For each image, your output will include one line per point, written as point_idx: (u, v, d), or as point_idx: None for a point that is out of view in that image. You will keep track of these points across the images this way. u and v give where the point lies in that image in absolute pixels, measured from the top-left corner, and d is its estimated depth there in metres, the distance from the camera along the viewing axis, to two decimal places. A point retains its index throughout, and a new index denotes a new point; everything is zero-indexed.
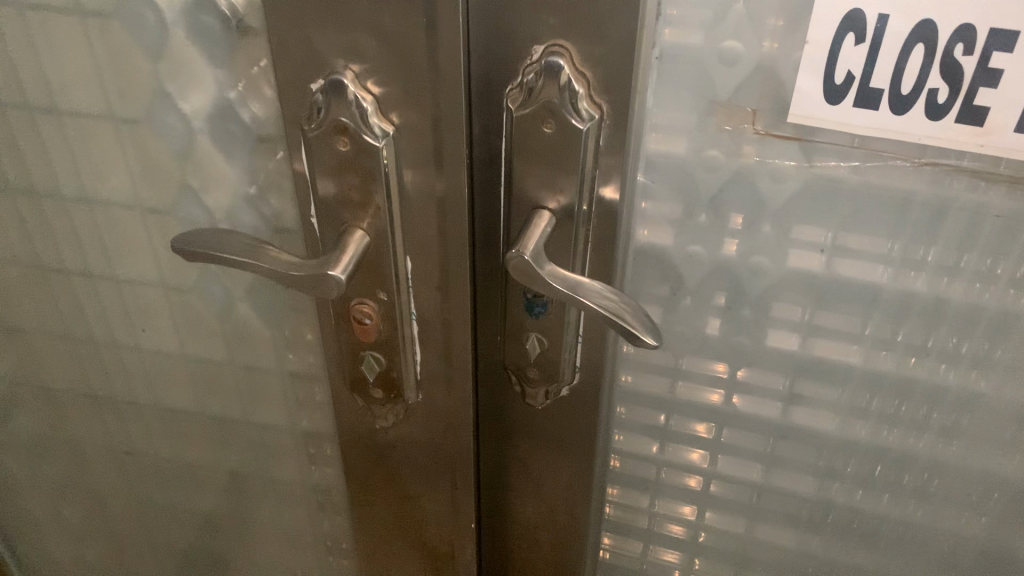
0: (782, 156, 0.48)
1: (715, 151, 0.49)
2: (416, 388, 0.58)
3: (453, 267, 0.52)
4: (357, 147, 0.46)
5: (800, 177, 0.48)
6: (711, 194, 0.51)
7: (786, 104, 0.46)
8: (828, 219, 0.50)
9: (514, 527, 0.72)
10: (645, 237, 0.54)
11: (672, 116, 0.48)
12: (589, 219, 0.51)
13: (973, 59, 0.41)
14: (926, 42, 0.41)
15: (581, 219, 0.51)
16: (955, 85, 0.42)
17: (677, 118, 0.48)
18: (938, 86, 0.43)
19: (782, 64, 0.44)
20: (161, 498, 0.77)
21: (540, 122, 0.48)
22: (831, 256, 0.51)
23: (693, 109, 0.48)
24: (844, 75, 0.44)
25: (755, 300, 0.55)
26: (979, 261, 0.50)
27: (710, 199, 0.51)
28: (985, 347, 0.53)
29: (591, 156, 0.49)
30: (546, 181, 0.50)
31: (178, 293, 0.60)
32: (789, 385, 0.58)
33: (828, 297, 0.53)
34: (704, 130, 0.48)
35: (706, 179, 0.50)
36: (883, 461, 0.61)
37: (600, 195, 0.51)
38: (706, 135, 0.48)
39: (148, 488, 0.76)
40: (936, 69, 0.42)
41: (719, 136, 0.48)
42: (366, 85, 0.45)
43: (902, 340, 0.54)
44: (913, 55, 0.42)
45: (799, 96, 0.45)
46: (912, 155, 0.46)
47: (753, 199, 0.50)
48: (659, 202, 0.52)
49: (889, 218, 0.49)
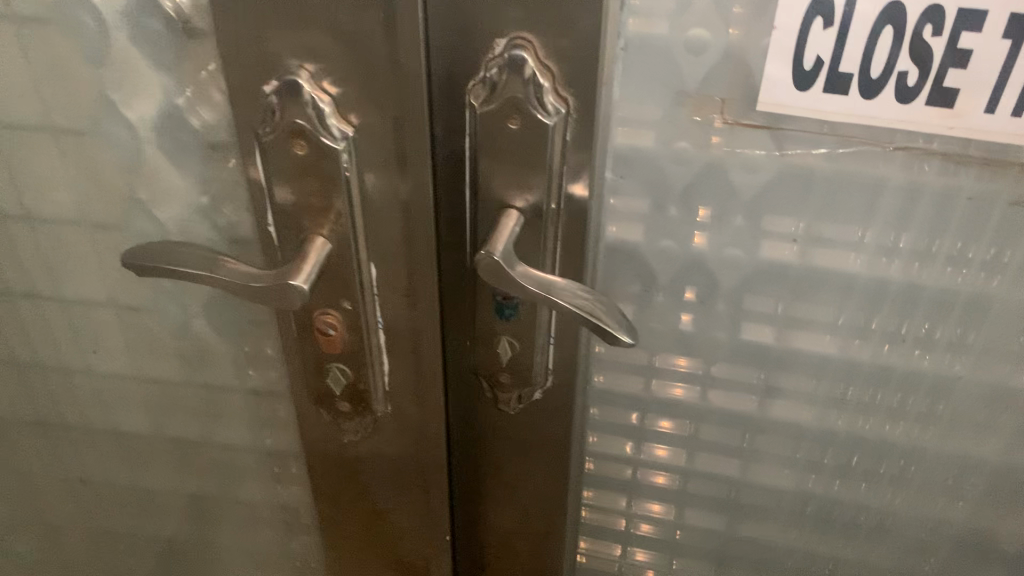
0: (752, 146, 0.47)
1: (686, 143, 0.48)
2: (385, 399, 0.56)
3: (420, 273, 0.50)
4: (316, 151, 0.44)
5: (772, 168, 0.48)
6: (682, 187, 0.50)
7: (755, 91, 0.45)
8: (801, 208, 0.49)
9: (490, 537, 0.70)
10: (614, 234, 0.53)
11: (639, 107, 0.47)
12: (557, 216, 0.51)
13: (942, 40, 0.41)
14: (895, 23, 0.41)
15: (549, 217, 0.50)
16: (925, 68, 0.42)
17: (645, 109, 0.47)
18: (907, 69, 0.43)
19: (750, 52, 0.44)
20: (120, 527, 0.74)
21: (505, 118, 0.47)
22: (806, 246, 0.51)
23: (661, 100, 0.47)
24: (813, 60, 0.43)
25: (729, 294, 0.54)
26: (951, 244, 0.49)
27: (681, 193, 0.50)
28: (959, 331, 0.53)
29: (559, 152, 0.48)
30: (513, 180, 0.49)
31: (131, 312, 0.57)
32: (766, 378, 0.58)
33: (801, 288, 0.53)
34: (674, 122, 0.47)
35: (677, 172, 0.49)
36: (860, 450, 0.60)
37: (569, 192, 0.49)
38: (675, 127, 0.48)
39: (106, 518, 0.73)
40: (905, 51, 0.42)
41: (689, 127, 0.47)
42: (323, 86, 0.43)
43: (877, 328, 0.54)
44: (882, 38, 0.42)
45: (769, 83, 0.45)
46: (882, 140, 0.46)
47: (725, 193, 0.50)
48: (628, 197, 0.51)
49: (861, 205, 0.48)
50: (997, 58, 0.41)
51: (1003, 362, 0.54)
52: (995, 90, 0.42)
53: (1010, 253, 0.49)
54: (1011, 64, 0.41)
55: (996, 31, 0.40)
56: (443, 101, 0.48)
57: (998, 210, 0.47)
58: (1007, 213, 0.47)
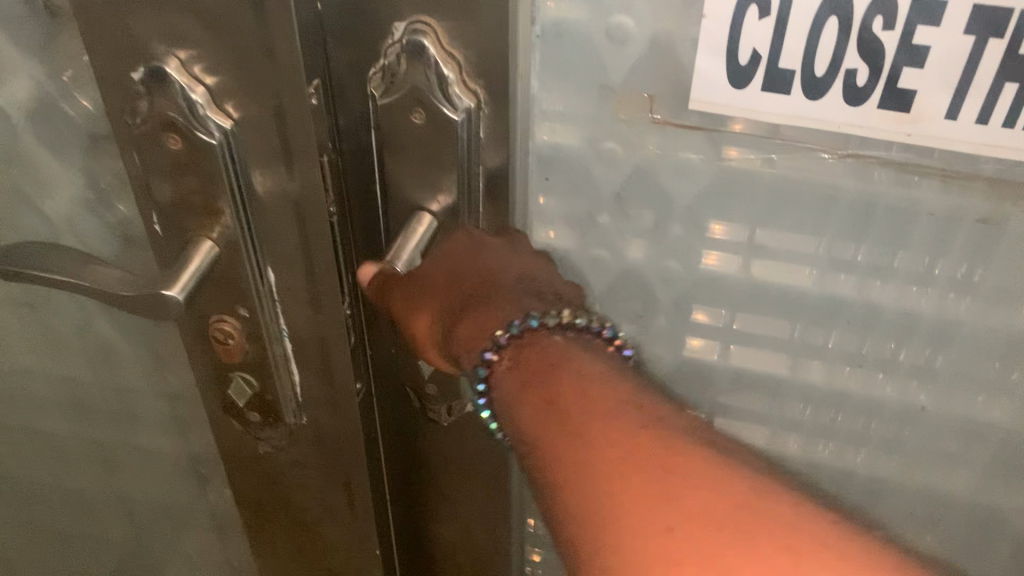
0: (688, 148, 0.43)
1: (613, 143, 0.44)
2: (296, 413, 0.51)
3: (321, 279, 0.45)
4: (190, 146, 0.40)
5: (708, 172, 0.43)
6: (612, 193, 0.46)
7: (686, 88, 0.40)
8: (745, 215, 0.44)
9: (430, 548, 0.67)
10: (545, 239, 0.49)
11: (561, 102, 0.43)
12: (476, 212, 0.46)
13: (895, 34, 0.36)
14: (841, 14, 0.35)
15: (466, 214, 0.46)
16: (876, 65, 0.37)
17: (567, 104, 0.43)
18: (856, 66, 0.37)
19: (678, 43, 0.39)
20: (46, 527, 0.70)
21: (409, 111, 0.42)
22: (750, 258, 0.46)
23: (583, 95, 0.42)
24: (749, 55, 0.38)
25: (670, 309, 0.50)
26: (914, 260, 0.44)
27: (612, 198, 0.46)
28: (925, 354, 0.48)
29: (471, 149, 0.44)
30: (424, 179, 0.45)
31: (29, 311, 0.53)
32: (713, 396, 0.54)
33: (749, 300, 0.48)
34: (601, 120, 0.43)
35: (605, 175, 0.45)
36: (818, 475, 0.56)
37: (491, 190, 0.45)
38: (600, 124, 0.43)
39: (32, 517, 0.70)
40: (852, 46, 0.36)
41: (616, 126, 0.43)
42: (195, 73, 0.39)
43: (834, 347, 0.49)
44: (826, 30, 0.36)
45: (701, 78, 0.39)
46: (833, 144, 0.40)
47: (658, 199, 0.45)
48: (556, 198, 0.47)
49: (810, 215, 0.44)
50: (958, 57, 0.36)
51: (974, 391, 0.48)
52: (957, 93, 0.37)
53: (981, 273, 0.43)
54: (976, 63, 0.36)
55: (958, 25, 0.35)
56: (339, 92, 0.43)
57: (965, 227, 0.42)
58: (975, 229, 0.42)
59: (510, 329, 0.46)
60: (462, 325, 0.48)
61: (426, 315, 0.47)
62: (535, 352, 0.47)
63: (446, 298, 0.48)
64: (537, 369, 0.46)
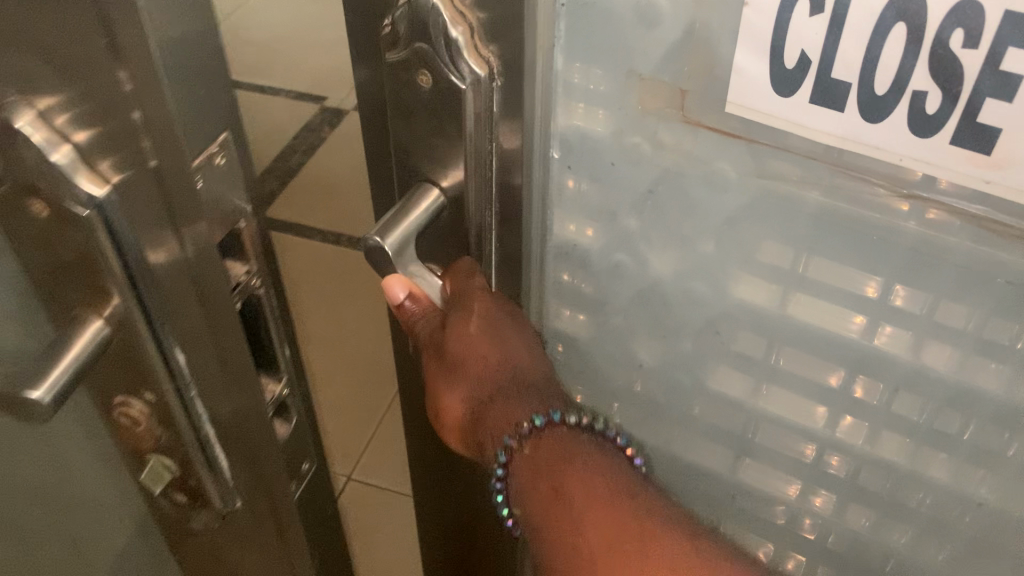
0: (727, 156, 0.42)
1: (639, 139, 0.44)
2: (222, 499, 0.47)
3: (229, 351, 0.40)
4: (57, 215, 0.34)
5: (744, 188, 0.43)
6: (642, 191, 0.47)
7: (725, 88, 0.40)
8: (788, 239, 0.44)
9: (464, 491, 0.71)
10: (570, 232, 0.51)
11: (594, 79, 0.43)
12: (487, 179, 0.48)
13: (978, 54, 0.33)
14: (908, 22, 0.33)
15: (475, 178, 0.48)
16: (950, 90, 0.34)
17: (600, 82, 0.43)
18: (925, 89, 0.35)
19: (716, 35, 0.38)
20: None
21: (417, 73, 0.44)
22: (773, 275, 0.46)
23: (612, 76, 0.43)
24: (796, 57, 0.37)
25: (695, 332, 0.51)
26: (998, 327, 0.41)
27: (640, 197, 0.47)
28: (999, 436, 0.44)
29: (483, 127, 0.46)
30: (434, 156, 0.48)
31: None
32: (749, 433, 0.55)
33: (783, 333, 0.48)
34: (625, 109, 0.44)
35: (632, 168, 0.46)
36: (835, 535, 0.56)
37: (503, 169, 0.48)
38: (627, 118, 0.44)
39: None
40: (922, 64, 0.34)
41: (643, 119, 0.44)
42: (57, 126, 0.31)
43: (891, 411, 0.47)
44: (892, 36, 0.34)
45: (739, 78, 0.39)
46: (893, 180, 0.38)
47: (687, 208, 0.46)
48: (585, 184, 0.48)
49: (856, 254, 0.42)
50: None
51: None
52: None
53: None
54: None
55: None
56: (363, 42, 0.46)
57: None
58: None
59: (533, 422, 0.51)
60: (492, 411, 0.52)
61: (457, 396, 0.53)
62: (551, 447, 0.51)
63: (470, 386, 0.53)
64: (550, 466, 0.51)
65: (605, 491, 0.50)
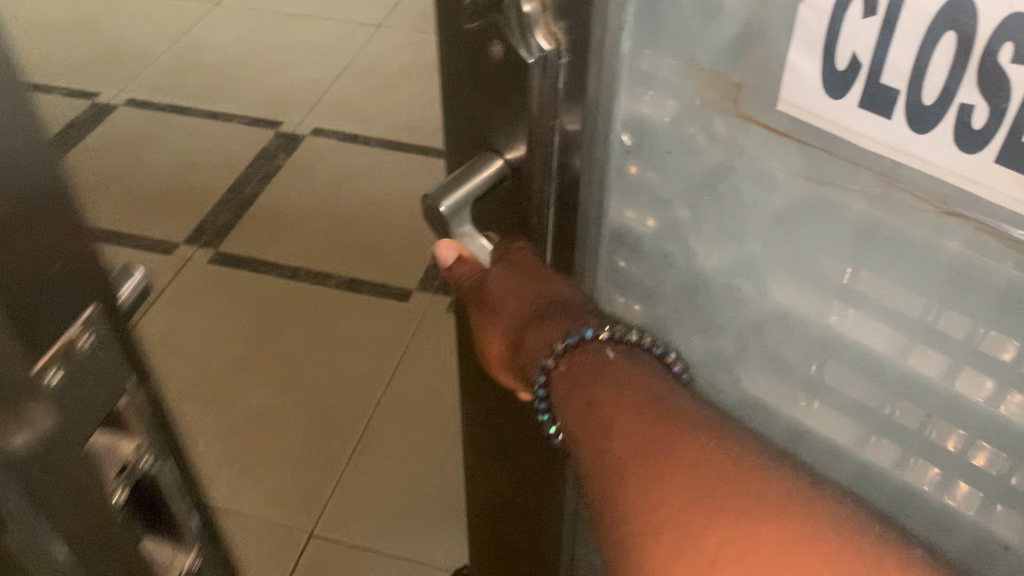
0: (777, 153, 0.45)
1: (696, 130, 0.47)
2: None
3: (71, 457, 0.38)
4: None
5: (793, 190, 0.45)
6: (698, 182, 0.50)
7: (778, 85, 0.42)
8: (840, 253, 0.46)
9: (508, 454, 0.76)
10: (628, 217, 0.55)
11: (666, 68, 0.46)
12: (553, 151, 0.52)
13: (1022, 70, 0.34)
14: (959, 32, 0.35)
15: (539, 150, 0.52)
16: (996, 105, 0.35)
17: (672, 71, 0.46)
18: (973, 102, 0.36)
19: (773, 29, 0.41)
20: None
21: (490, 40, 0.50)
22: (806, 278, 0.48)
23: (677, 65, 0.46)
24: (848, 58, 0.39)
25: (739, 329, 0.54)
26: None
27: (696, 188, 0.50)
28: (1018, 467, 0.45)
29: (551, 103, 0.50)
30: (504, 125, 0.54)
31: None
32: (789, 438, 0.57)
33: (831, 346, 0.50)
34: (687, 96, 0.47)
35: (693, 161, 0.49)
36: None
37: (564, 147, 0.52)
38: (687, 108, 0.47)
39: None
40: (971, 77, 0.35)
41: (701, 109, 0.46)
42: None
43: (922, 433, 0.49)
44: (943, 45, 0.36)
45: (793, 76, 0.41)
46: (936, 196, 0.40)
47: (738, 205, 0.48)
48: (643, 169, 0.52)
49: (904, 276, 0.44)
50: None
51: None
52: None
53: None
54: None
55: None
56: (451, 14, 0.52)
57: None
58: None
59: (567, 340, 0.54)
60: (528, 337, 0.57)
61: (501, 328, 0.58)
62: (582, 364, 0.54)
63: (513, 316, 0.57)
64: (582, 383, 0.54)
65: (635, 398, 0.52)
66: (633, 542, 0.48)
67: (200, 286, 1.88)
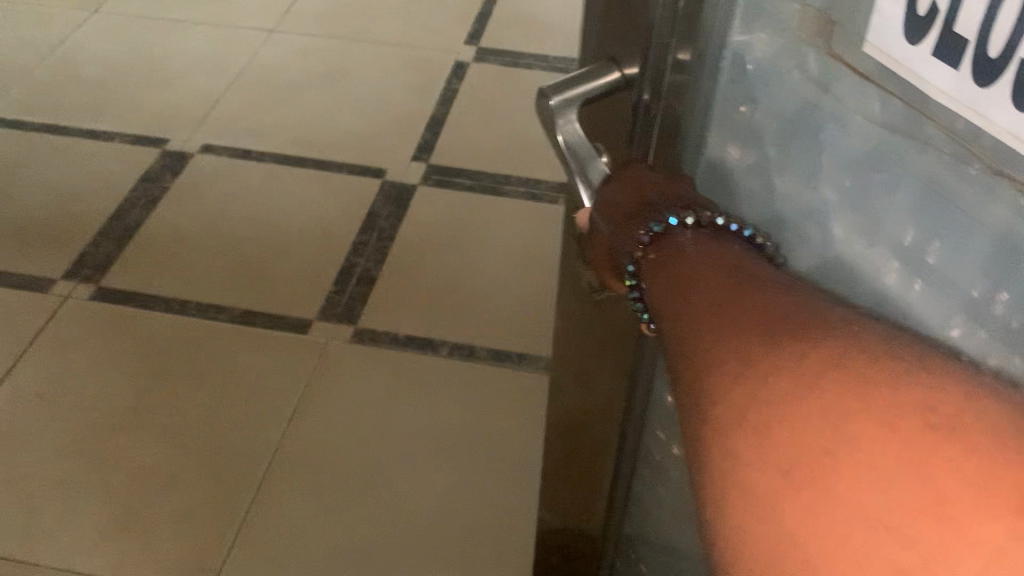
0: (863, 94, 0.49)
1: (797, 66, 0.53)
2: None
3: None
4: None
5: (875, 138, 0.50)
6: (791, 117, 0.56)
7: (867, 26, 0.46)
8: (913, 219, 0.51)
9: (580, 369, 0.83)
10: (729, 150, 0.62)
11: (786, 7, 0.52)
12: (666, 69, 0.58)
13: None
14: None
15: (656, 64, 0.59)
16: None
17: (791, 12, 0.52)
18: None
19: None
20: None
21: None
22: (863, 213, 0.54)
23: (793, 6, 0.51)
24: (928, 7, 0.42)
25: (822, 269, 0.60)
26: None
27: (790, 122, 0.56)
28: None
29: (671, 24, 0.56)
30: (628, 41, 0.61)
31: None
32: None
33: (895, 306, 0.55)
34: (796, 33, 0.52)
35: (783, 94, 0.55)
36: None
37: (676, 69, 0.58)
38: (793, 43, 0.53)
39: None
40: None
41: (804, 46, 0.52)
42: None
43: None
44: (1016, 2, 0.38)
45: (880, 19, 0.45)
46: (989, 154, 0.43)
47: (828, 147, 0.54)
48: (749, 101, 0.58)
49: (964, 249, 0.49)
50: None
51: None
52: None
53: None
54: None
55: None
56: None
57: None
58: None
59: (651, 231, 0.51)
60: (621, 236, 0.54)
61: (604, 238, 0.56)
62: (671, 248, 0.50)
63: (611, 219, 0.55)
64: (672, 265, 0.50)
65: (722, 272, 0.48)
66: (742, 454, 0.41)
67: (72, 333, 1.68)
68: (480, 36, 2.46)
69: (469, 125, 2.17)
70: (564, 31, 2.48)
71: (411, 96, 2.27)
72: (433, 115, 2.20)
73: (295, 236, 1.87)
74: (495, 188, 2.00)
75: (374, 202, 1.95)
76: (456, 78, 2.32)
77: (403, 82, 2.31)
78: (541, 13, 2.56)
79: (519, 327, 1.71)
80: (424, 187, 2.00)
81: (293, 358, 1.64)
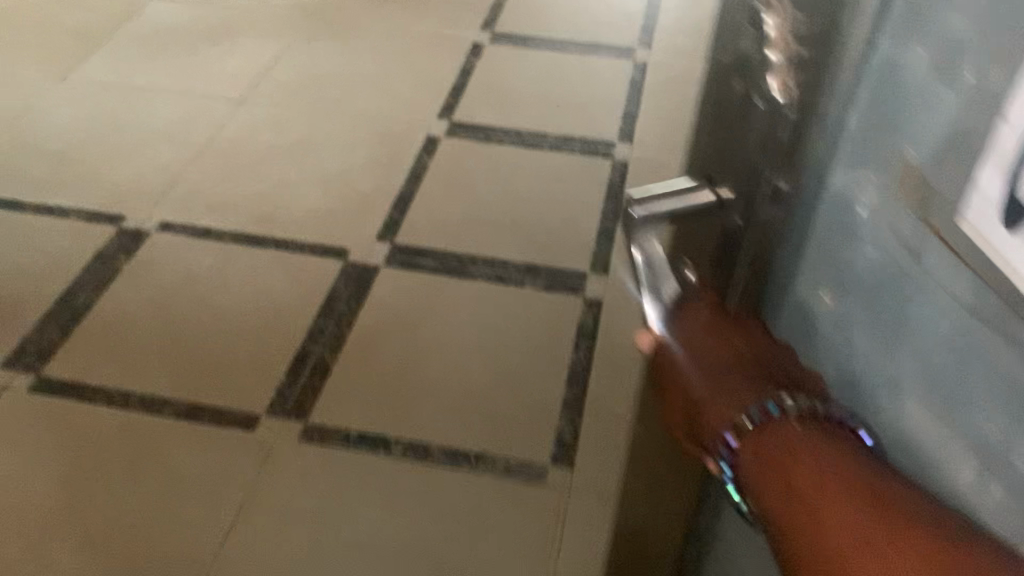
0: (952, 270, 0.45)
1: (890, 219, 0.49)
2: None
3: None
4: None
5: (962, 325, 0.46)
6: (874, 272, 0.52)
7: (965, 206, 0.42)
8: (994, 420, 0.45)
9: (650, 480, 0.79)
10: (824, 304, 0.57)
11: (885, 155, 0.48)
12: (768, 201, 0.56)
13: None
14: None
15: (759, 197, 0.56)
16: None
17: (888, 161, 0.48)
18: None
19: (980, 142, 0.40)
20: None
21: (733, 79, 0.56)
22: (942, 395, 0.49)
23: (890, 157, 0.48)
24: None
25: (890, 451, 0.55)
26: None
27: (874, 278, 0.52)
28: None
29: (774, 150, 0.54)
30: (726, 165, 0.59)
31: None
32: None
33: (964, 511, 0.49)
34: (893, 185, 0.48)
35: (869, 254, 0.52)
36: None
37: (772, 200, 0.56)
38: (887, 196, 0.49)
39: None
40: None
41: (897, 200, 0.48)
42: None
43: None
44: None
45: (979, 200, 0.40)
46: None
47: (910, 311, 0.50)
48: (835, 250, 0.55)
49: None
50: None
51: None
52: None
53: None
54: None
55: None
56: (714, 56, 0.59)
57: None
58: None
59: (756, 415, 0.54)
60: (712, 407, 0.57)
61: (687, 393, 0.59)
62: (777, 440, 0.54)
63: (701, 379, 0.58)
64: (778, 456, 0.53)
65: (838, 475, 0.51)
66: None
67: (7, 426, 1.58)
68: (455, 110, 2.40)
69: (439, 203, 2.09)
70: (540, 107, 2.43)
71: (381, 171, 2.18)
72: (401, 192, 2.11)
73: (247, 322, 1.78)
74: (459, 272, 1.91)
75: (334, 284, 1.86)
76: (427, 153, 2.24)
77: (373, 155, 2.23)
78: (518, 87, 2.51)
79: (475, 429, 1.60)
80: (387, 269, 1.91)
81: (229, 461, 1.54)
